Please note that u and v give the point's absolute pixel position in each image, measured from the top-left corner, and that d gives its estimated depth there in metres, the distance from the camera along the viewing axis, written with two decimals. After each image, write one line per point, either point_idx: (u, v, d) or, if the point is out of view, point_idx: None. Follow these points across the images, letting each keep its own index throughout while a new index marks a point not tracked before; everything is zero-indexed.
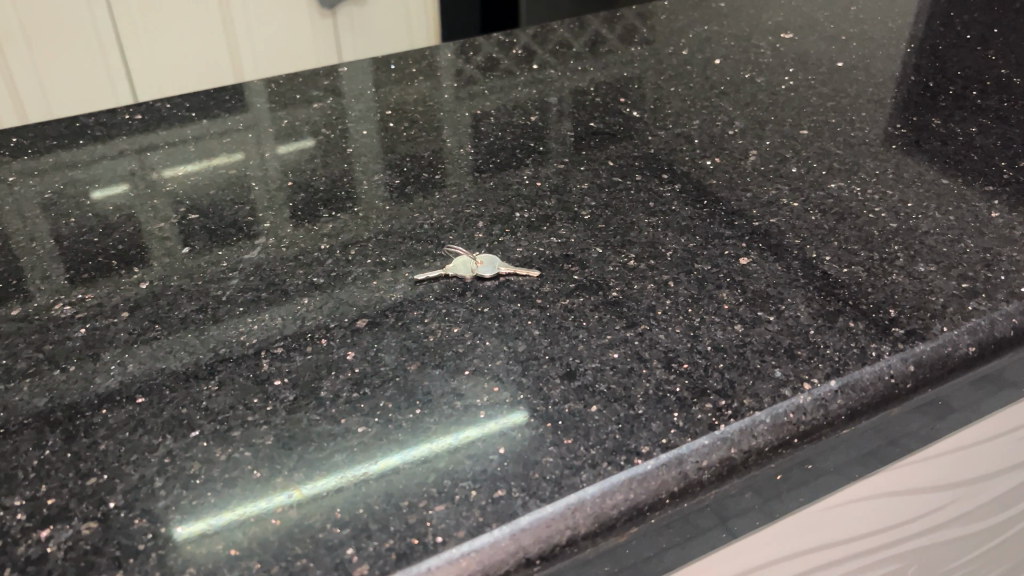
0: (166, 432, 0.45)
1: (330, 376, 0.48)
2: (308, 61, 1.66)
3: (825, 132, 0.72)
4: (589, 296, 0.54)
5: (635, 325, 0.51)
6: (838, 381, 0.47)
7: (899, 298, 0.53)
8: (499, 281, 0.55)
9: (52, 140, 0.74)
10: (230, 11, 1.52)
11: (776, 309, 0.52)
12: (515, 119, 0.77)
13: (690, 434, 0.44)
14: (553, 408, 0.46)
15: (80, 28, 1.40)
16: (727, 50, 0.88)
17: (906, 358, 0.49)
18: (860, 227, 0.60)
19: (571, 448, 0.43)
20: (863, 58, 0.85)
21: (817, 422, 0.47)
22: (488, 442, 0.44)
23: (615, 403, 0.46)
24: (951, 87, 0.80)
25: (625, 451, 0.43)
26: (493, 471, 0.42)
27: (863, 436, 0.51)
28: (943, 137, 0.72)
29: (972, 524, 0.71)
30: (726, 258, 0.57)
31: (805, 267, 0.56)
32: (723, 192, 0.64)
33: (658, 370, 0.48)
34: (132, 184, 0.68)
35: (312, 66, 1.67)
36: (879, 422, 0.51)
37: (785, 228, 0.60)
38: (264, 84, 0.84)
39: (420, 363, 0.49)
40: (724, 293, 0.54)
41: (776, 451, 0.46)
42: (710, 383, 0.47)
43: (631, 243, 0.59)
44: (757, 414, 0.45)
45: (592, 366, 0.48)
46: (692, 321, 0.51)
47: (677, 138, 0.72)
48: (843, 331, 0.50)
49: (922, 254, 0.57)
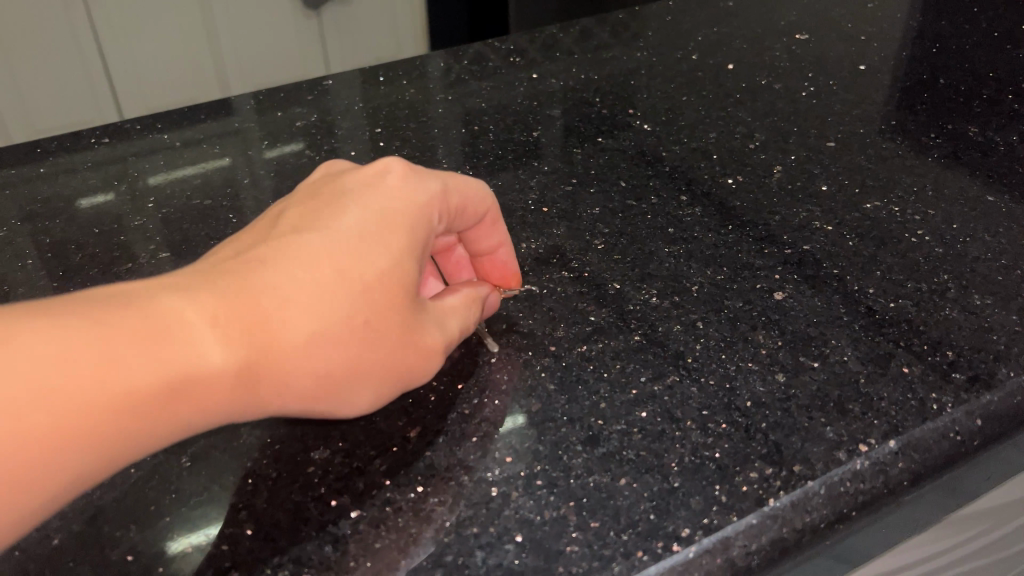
0: (130, 522, 0.39)
1: (318, 447, 0.42)
2: (275, 77, 1.57)
3: (855, 143, 0.67)
4: (610, 342, 0.48)
5: (662, 376, 0.45)
6: (898, 441, 0.42)
7: (955, 338, 0.47)
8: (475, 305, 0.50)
9: (8, 167, 0.68)
10: (212, 23, 1.45)
11: (820, 354, 0.46)
12: (516, 135, 0.70)
13: (735, 511, 0.38)
14: (575, 482, 0.40)
15: (60, 41, 1.35)
16: (740, 54, 0.81)
17: (970, 411, 0.43)
18: (903, 253, 0.54)
19: (599, 533, 0.37)
20: (887, 61, 0.79)
21: (877, 490, 0.41)
22: (504, 527, 0.38)
23: (647, 474, 0.40)
24: (985, 91, 0.75)
25: (662, 536, 0.37)
26: (510, 565, 0.36)
27: (931, 502, 0.45)
28: (983, 148, 0.66)
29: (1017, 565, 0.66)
30: (759, 294, 0.51)
31: (847, 302, 0.50)
32: (749, 214, 0.58)
33: (693, 433, 0.42)
34: (104, 215, 0.62)
35: (279, 83, 1.58)
36: (944, 486, 0.45)
37: (821, 257, 0.54)
38: (243, 102, 0.78)
39: (421, 429, 0.43)
40: (761, 336, 0.48)
41: (832, 527, 0.41)
42: (753, 448, 0.41)
43: (651, 276, 0.53)
44: (811, 484, 0.39)
45: (618, 429, 0.42)
46: (727, 370, 0.45)
47: (694, 153, 0.66)
48: (898, 379, 0.45)
49: (975, 284, 0.51)
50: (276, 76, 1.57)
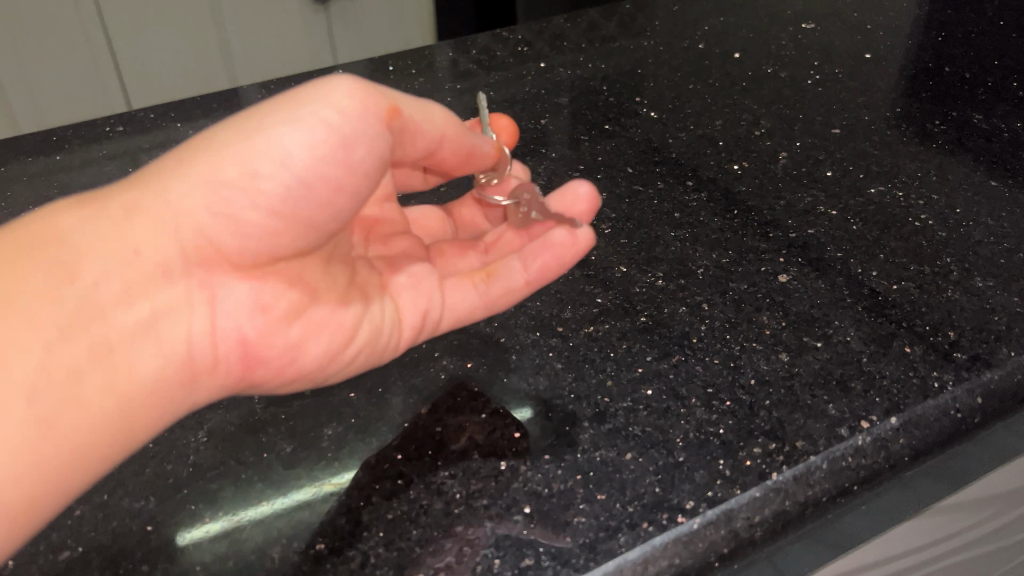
0: (149, 494, 0.40)
1: (331, 423, 0.43)
2: (283, 68, 1.56)
3: (860, 130, 0.67)
4: (616, 323, 0.49)
5: (668, 356, 0.46)
6: (899, 418, 0.42)
7: (958, 318, 0.48)
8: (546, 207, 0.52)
9: (22, 153, 0.69)
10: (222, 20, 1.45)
11: (823, 334, 0.47)
12: (523, 122, 0.71)
13: (739, 484, 0.39)
14: (582, 457, 0.41)
15: (71, 33, 1.36)
16: (746, 43, 0.82)
17: (971, 388, 0.44)
18: (907, 237, 0.55)
19: (605, 505, 0.38)
20: (893, 49, 0.80)
21: (878, 465, 0.42)
22: (512, 498, 0.39)
23: (653, 449, 0.41)
24: (990, 78, 0.75)
25: (667, 508, 0.38)
26: (519, 535, 0.37)
27: (936, 489, 0.46)
28: (988, 135, 0.67)
29: (1014, 557, 0.67)
30: (764, 276, 0.52)
31: (851, 284, 0.51)
32: (754, 199, 0.59)
33: (698, 410, 0.43)
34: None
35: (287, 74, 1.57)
36: (947, 471, 0.46)
37: (825, 240, 0.55)
38: (254, 91, 0.78)
39: (431, 406, 0.44)
40: (765, 317, 0.49)
41: (834, 500, 0.42)
42: (757, 424, 0.42)
43: (657, 259, 0.54)
44: (813, 459, 0.40)
45: (624, 406, 0.43)
46: (732, 349, 0.46)
47: (700, 139, 0.67)
48: (900, 358, 0.46)
49: (978, 267, 0.52)
50: (284, 66, 1.56)
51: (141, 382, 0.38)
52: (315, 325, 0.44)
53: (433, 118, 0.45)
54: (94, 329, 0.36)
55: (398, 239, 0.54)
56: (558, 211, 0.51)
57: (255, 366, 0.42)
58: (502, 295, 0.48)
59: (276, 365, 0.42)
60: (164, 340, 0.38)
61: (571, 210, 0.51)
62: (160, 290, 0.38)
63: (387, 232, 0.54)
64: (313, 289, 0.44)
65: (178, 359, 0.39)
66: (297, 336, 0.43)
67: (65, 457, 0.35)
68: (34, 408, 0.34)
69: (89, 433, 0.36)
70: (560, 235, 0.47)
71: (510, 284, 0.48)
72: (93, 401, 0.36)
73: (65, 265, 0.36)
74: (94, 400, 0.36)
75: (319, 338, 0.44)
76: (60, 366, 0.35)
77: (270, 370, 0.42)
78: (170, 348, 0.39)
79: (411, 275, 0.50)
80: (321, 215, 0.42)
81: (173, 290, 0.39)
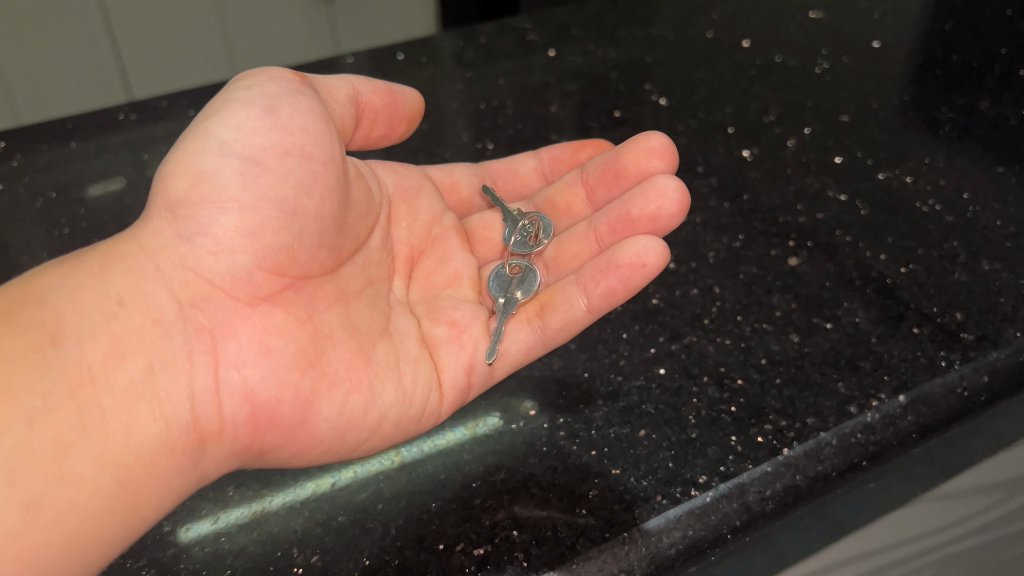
0: None
1: None
2: None
3: (868, 117, 0.68)
4: (628, 304, 0.49)
5: (680, 336, 0.47)
6: (906, 396, 0.43)
7: (964, 300, 0.49)
8: (626, 212, 0.48)
9: (31, 128, 0.68)
10: None
11: (833, 315, 0.48)
12: (534, 109, 0.71)
13: (751, 459, 0.40)
14: (597, 433, 0.41)
15: None
16: (755, 31, 0.82)
17: (978, 367, 0.45)
18: (915, 222, 0.56)
19: (620, 480, 0.39)
20: (900, 38, 0.80)
21: (888, 442, 0.42)
22: (530, 470, 0.40)
23: (666, 426, 0.42)
24: (996, 66, 0.76)
25: (680, 482, 0.39)
26: (536, 507, 0.38)
27: None
28: (994, 122, 0.68)
29: None
30: (773, 259, 0.53)
31: (860, 268, 0.52)
32: (763, 185, 0.60)
33: (709, 388, 0.44)
34: (111, 188, 0.63)
35: None
36: None
37: (833, 225, 0.56)
38: None
39: None
40: (776, 299, 0.49)
41: (846, 477, 0.41)
42: (768, 402, 0.43)
43: (668, 243, 0.54)
44: (822, 435, 0.41)
45: (637, 384, 0.44)
46: (743, 330, 0.47)
47: (710, 126, 0.67)
48: (908, 339, 0.47)
49: (984, 251, 0.53)
50: None
51: (141, 449, 0.35)
52: (331, 376, 0.40)
53: (336, 83, 0.47)
54: (82, 393, 0.34)
55: (449, 273, 0.51)
56: (641, 209, 0.48)
57: (267, 426, 0.38)
58: (562, 328, 0.44)
59: (289, 417, 0.38)
60: (161, 400, 0.36)
61: (660, 214, 0.47)
62: (148, 345, 0.36)
63: (432, 263, 0.51)
64: (326, 335, 0.41)
65: (180, 423, 0.36)
66: (310, 388, 0.39)
67: (57, 542, 0.33)
68: (15, 490, 0.32)
69: (84, 513, 0.33)
70: (630, 256, 0.43)
71: (571, 309, 0.44)
72: (85, 475, 0.33)
73: (48, 329, 0.35)
74: (86, 474, 0.33)
75: (333, 393, 0.40)
76: (47, 436, 0.33)
77: (282, 427, 0.38)
78: (170, 408, 0.36)
79: (451, 326, 0.46)
80: (293, 210, 0.40)
81: (167, 344, 0.37)
